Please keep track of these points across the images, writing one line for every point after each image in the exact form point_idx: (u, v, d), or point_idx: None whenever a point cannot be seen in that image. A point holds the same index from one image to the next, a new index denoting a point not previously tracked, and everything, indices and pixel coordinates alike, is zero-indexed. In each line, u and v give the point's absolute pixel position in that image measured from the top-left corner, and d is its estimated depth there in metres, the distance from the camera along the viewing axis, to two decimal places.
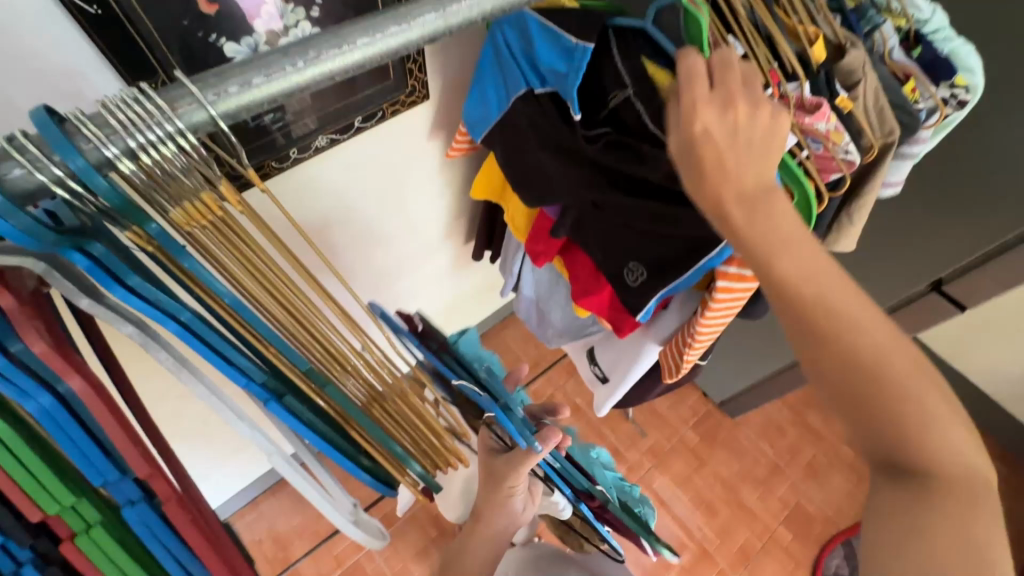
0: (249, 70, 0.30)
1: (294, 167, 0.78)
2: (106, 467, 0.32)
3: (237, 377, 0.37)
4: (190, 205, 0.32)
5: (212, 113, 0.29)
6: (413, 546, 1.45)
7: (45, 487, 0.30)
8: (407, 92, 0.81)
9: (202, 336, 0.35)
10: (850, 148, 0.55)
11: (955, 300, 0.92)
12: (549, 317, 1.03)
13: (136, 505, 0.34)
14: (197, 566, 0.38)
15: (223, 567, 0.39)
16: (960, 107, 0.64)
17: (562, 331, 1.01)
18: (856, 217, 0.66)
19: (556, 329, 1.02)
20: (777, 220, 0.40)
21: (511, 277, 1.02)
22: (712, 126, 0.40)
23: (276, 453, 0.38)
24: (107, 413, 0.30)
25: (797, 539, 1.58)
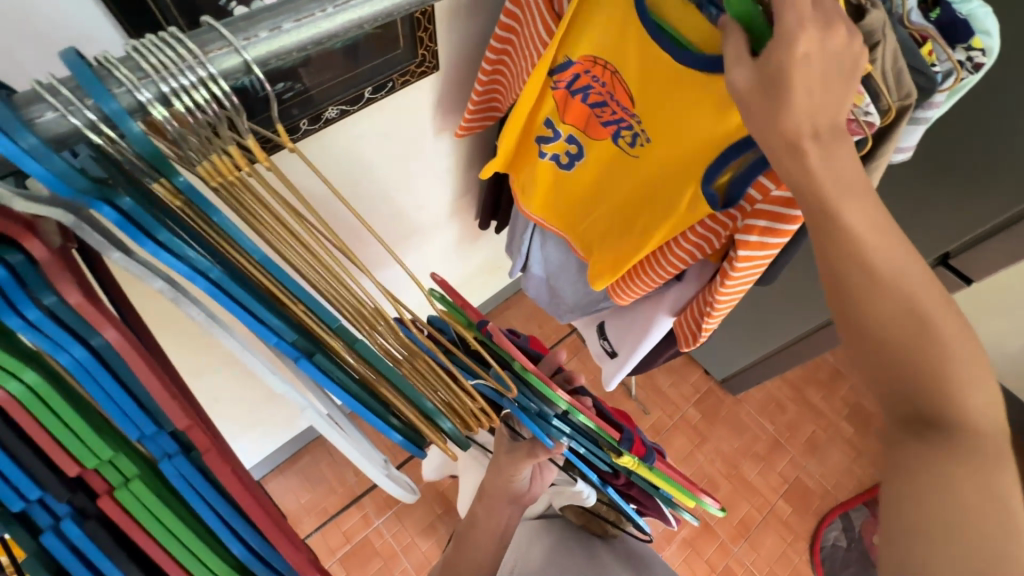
0: (278, 14, 0.30)
1: (305, 138, 0.77)
2: (142, 420, 0.32)
3: (267, 335, 0.37)
4: (219, 157, 0.32)
5: (246, 58, 0.29)
6: (420, 521, 1.47)
7: (83, 441, 0.30)
8: (417, 62, 0.80)
9: (232, 293, 0.35)
10: (870, 109, 0.56)
11: (962, 273, 0.95)
12: (560, 294, 1.03)
13: (173, 459, 0.34)
14: (239, 523, 0.37)
15: (268, 522, 0.38)
16: (976, 70, 0.64)
17: (572, 307, 1.02)
18: (869, 181, 0.67)
19: (567, 305, 1.03)
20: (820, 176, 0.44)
21: (520, 256, 1.03)
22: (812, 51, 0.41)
23: (310, 409, 0.37)
24: (144, 367, 0.30)
25: (797, 512, 1.61)
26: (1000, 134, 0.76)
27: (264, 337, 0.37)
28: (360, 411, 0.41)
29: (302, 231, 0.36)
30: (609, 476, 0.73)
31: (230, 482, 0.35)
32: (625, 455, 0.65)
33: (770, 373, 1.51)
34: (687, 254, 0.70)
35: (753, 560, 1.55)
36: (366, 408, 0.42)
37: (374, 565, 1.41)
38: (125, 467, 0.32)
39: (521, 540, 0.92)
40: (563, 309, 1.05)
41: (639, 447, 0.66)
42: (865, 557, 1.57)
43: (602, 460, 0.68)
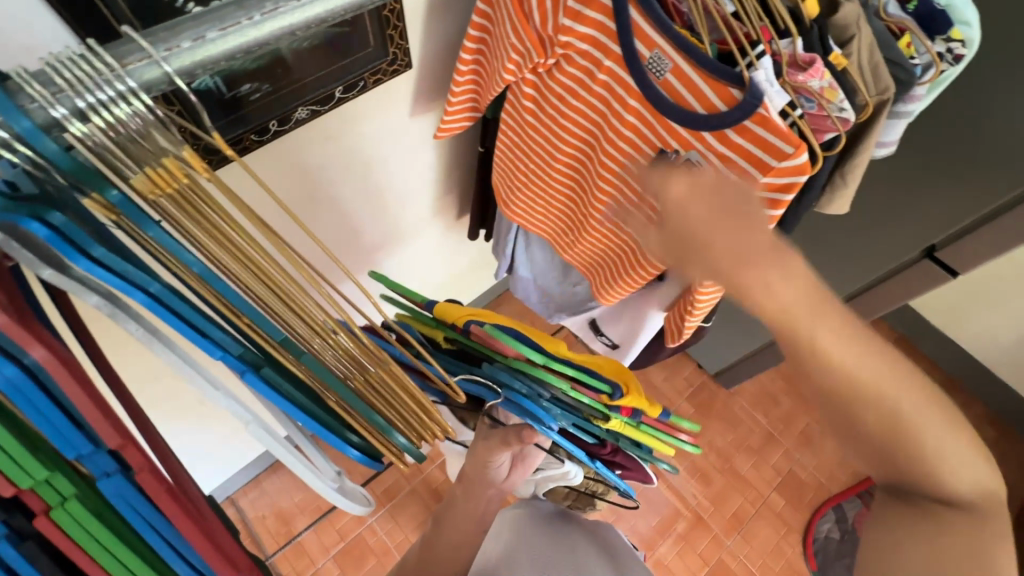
0: (201, 23, 0.29)
1: (276, 141, 0.76)
2: (77, 437, 0.31)
3: (213, 350, 0.36)
4: (154, 170, 0.31)
5: (166, 71, 0.28)
6: (414, 518, 1.48)
7: (17, 461, 0.30)
8: (390, 60, 0.78)
9: (173, 308, 0.35)
10: (844, 105, 0.55)
11: (948, 267, 0.91)
12: (549, 291, 1.02)
13: (112, 478, 0.33)
14: (174, 535, 0.37)
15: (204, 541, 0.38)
16: (956, 62, 0.63)
17: (561, 305, 1.02)
18: (849, 178, 0.66)
19: (555, 303, 1.03)
20: None
21: (505, 259, 1.03)
22: None
23: (257, 425, 0.37)
24: (76, 386, 0.30)
25: (790, 505, 1.61)
26: (983, 127, 0.75)
27: (209, 353, 0.36)
28: (311, 425, 0.40)
29: (244, 245, 0.36)
30: (596, 448, 0.69)
31: (161, 498, 0.34)
32: (613, 417, 0.65)
33: (762, 367, 1.51)
34: (664, 255, 0.69)
35: (747, 553, 1.55)
36: (319, 422, 0.41)
37: (369, 563, 1.42)
38: (62, 487, 0.32)
39: (502, 520, 0.91)
40: (553, 309, 1.05)
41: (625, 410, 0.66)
42: None
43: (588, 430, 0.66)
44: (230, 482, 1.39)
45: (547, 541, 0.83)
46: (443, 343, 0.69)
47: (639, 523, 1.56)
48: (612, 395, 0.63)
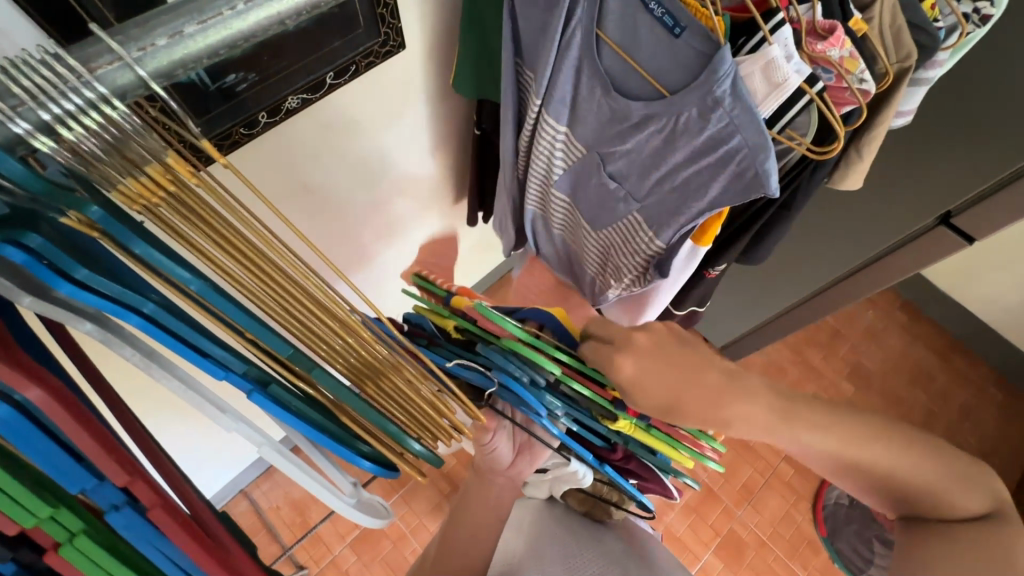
0: (177, 16, 0.25)
1: (266, 132, 0.73)
2: (77, 472, 0.29)
3: (214, 370, 0.34)
4: (140, 178, 0.28)
5: (140, 74, 0.25)
6: (428, 502, 1.48)
7: (18, 501, 0.28)
8: (382, 41, 0.74)
9: (170, 328, 0.32)
10: (864, 76, 0.55)
11: (964, 233, 0.87)
12: None
13: (120, 511, 0.31)
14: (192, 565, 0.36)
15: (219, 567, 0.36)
16: (983, 23, 0.60)
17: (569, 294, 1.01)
18: (865, 150, 0.65)
19: None
20: None
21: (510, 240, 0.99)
22: None
23: (266, 444, 0.35)
24: (73, 422, 0.27)
25: (799, 473, 1.62)
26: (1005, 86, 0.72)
27: (210, 373, 0.34)
28: (324, 441, 0.38)
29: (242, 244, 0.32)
30: (606, 452, 0.68)
31: (177, 535, 0.33)
32: (621, 419, 0.60)
33: (768, 339, 1.49)
34: None
35: (758, 522, 1.57)
36: (331, 437, 0.39)
37: (384, 546, 1.43)
38: (70, 521, 0.30)
39: (517, 512, 0.90)
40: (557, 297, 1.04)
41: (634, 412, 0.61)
42: (868, 513, 1.59)
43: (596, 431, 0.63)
44: (241, 476, 1.38)
45: (574, 547, 0.80)
46: (453, 333, 0.65)
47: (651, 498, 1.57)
48: (616, 392, 0.59)
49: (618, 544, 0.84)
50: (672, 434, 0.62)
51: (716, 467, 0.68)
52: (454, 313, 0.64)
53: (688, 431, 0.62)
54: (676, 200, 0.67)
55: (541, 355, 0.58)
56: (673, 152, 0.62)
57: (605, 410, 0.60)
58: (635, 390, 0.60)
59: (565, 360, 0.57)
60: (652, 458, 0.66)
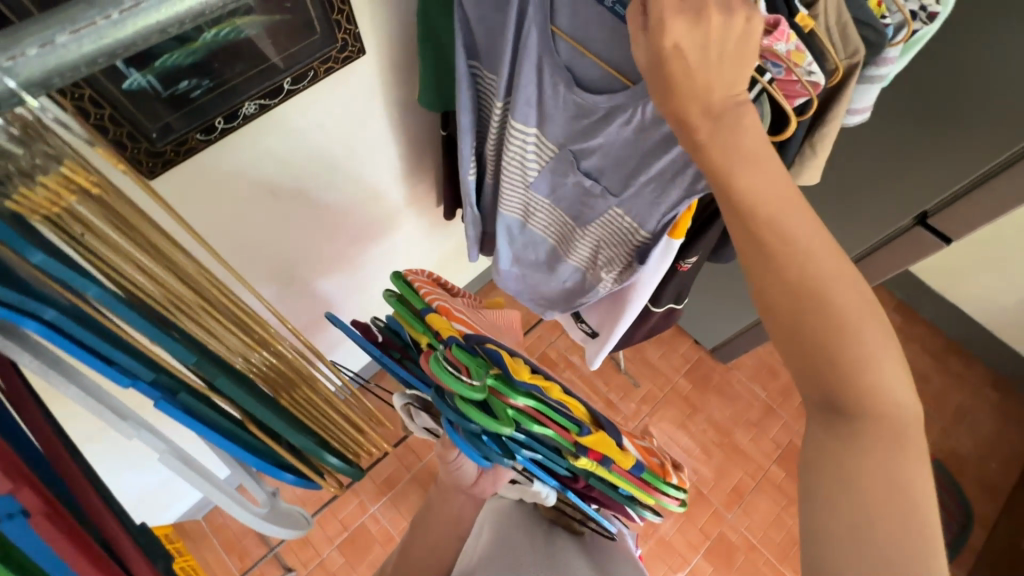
0: (48, 26, 0.26)
1: (226, 139, 0.73)
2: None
3: (120, 378, 0.34)
4: (31, 191, 0.30)
5: (11, 84, 0.26)
6: (415, 506, 1.48)
7: None
8: (340, 47, 0.75)
9: (72, 335, 0.32)
10: (813, 68, 0.53)
11: (941, 234, 0.88)
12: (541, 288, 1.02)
13: (7, 521, 0.30)
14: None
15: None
16: (931, 20, 0.59)
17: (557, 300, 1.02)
18: (820, 148, 0.64)
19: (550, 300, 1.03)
20: (735, 144, 0.39)
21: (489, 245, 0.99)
22: (682, 41, 0.40)
23: (168, 453, 0.36)
24: None
25: (790, 476, 1.61)
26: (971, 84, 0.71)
27: (115, 381, 0.34)
28: (237, 452, 0.39)
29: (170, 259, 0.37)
30: (568, 480, 0.72)
31: (59, 545, 0.32)
32: (583, 459, 0.62)
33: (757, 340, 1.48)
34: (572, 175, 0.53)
35: (748, 525, 1.55)
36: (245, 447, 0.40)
37: (372, 551, 1.43)
38: None
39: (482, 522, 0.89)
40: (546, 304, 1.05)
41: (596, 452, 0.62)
42: None
43: (560, 464, 0.66)
44: None
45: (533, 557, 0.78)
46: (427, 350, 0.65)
47: None
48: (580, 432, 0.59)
49: (580, 556, 0.82)
50: (630, 476, 0.68)
51: (667, 492, 0.72)
52: (428, 329, 0.64)
53: (644, 475, 0.69)
54: (654, 191, 0.67)
55: (502, 397, 0.57)
56: (642, 146, 0.62)
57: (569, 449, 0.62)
58: (598, 433, 0.61)
59: (532, 406, 0.57)
60: (608, 490, 0.70)
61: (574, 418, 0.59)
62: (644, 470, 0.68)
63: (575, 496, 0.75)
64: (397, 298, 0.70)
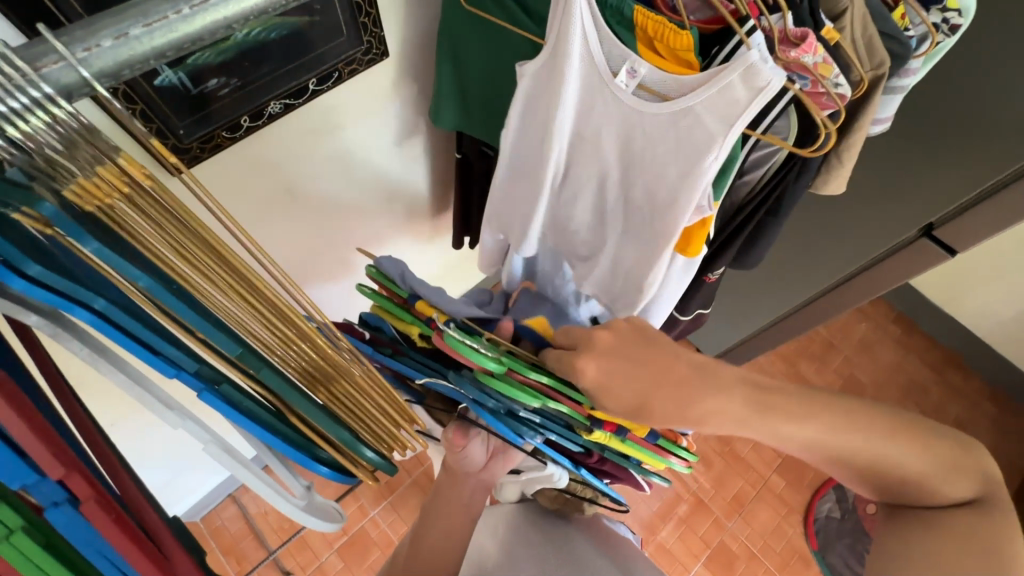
0: (123, 19, 0.26)
1: (250, 137, 0.74)
2: (21, 468, 0.29)
3: (166, 369, 0.34)
4: (88, 180, 0.30)
5: (84, 75, 0.26)
6: (415, 510, 1.48)
7: None
8: (364, 49, 0.75)
9: (120, 325, 0.33)
10: (840, 80, 0.55)
11: (946, 246, 0.88)
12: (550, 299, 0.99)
13: (61, 508, 0.31)
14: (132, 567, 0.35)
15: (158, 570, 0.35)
16: (952, 32, 0.62)
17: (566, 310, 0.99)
18: (844, 157, 0.66)
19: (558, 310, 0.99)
20: None
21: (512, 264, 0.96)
22: None
23: (213, 443, 0.36)
24: (11, 413, 0.27)
25: (791, 486, 1.61)
26: (982, 101, 0.73)
27: (161, 371, 0.34)
28: (276, 443, 0.39)
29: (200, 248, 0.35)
30: (581, 456, 0.74)
31: (109, 533, 0.32)
32: (596, 431, 0.66)
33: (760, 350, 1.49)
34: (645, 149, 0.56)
35: (749, 535, 1.55)
36: (283, 439, 0.40)
37: (372, 555, 1.42)
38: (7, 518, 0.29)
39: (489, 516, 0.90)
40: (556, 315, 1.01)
41: (610, 425, 0.66)
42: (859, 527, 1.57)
43: (574, 440, 0.69)
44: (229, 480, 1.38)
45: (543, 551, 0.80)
46: (418, 340, 0.66)
47: (641, 509, 1.56)
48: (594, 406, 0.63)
49: (589, 543, 0.84)
50: (643, 444, 0.71)
51: (675, 461, 0.74)
52: (417, 318, 0.65)
53: (658, 440, 0.72)
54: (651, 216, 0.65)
55: (514, 375, 0.58)
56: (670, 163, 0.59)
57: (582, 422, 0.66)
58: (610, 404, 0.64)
59: (548, 382, 0.58)
60: (620, 460, 0.73)
61: (587, 393, 0.62)
62: (657, 436, 0.71)
63: (588, 473, 0.76)
64: (374, 292, 0.69)
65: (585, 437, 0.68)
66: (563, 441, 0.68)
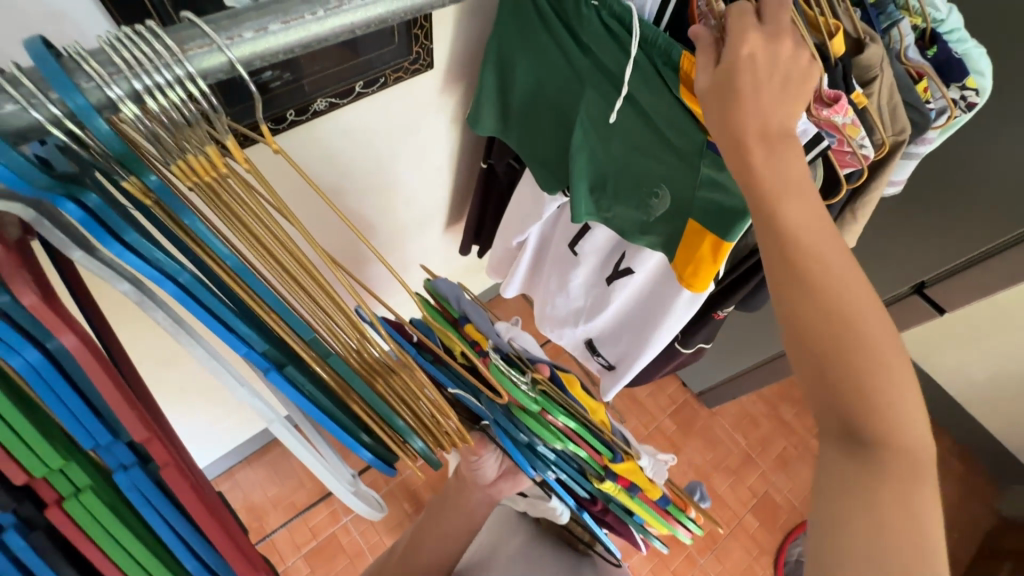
0: (264, 15, 0.29)
1: (294, 130, 0.75)
2: (96, 428, 0.31)
3: (237, 345, 0.35)
4: (192, 160, 0.31)
5: (228, 58, 0.28)
6: (390, 521, 1.46)
7: (31, 448, 0.29)
8: (412, 59, 0.78)
9: (200, 299, 0.33)
10: (865, 142, 0.59)
11: (935, 303, 0.94)
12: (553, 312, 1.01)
13: (128, 471, 0.32)
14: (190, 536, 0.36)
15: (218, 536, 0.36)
16: (968, 109, 0.66)
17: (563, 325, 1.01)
18: (860, 211, 0.70)
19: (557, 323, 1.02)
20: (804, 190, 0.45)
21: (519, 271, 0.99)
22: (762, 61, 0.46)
23: (276, 420, 0.37)
24: (101, 371, 0.29)
25: (763, 527, 1.63)
26: (974, 176, 0.79)
27: (232, 346, 0.35)
28: (328, 425, 0.40)
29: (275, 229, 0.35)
30: (587, 504, 0.72)
31: (184, 496, 0.33)
32: (609, 482, 0.66)
33: (745, 387, 1.53)
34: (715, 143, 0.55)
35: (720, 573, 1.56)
36: (334, 421, 0.41)
37: (341, 563, 1.39)
38: (77, 475, 0.31)
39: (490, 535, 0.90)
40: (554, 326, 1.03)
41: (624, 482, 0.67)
42: None
43: (581, 487, 0.68)
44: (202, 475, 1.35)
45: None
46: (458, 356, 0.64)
47: None
48: (612, 458, 0.64)
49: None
50: (653, 506, 0.72)
51: (678, 528, 0.75)
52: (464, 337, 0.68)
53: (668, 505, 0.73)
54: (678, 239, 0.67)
55: (545, 414, 0.59)
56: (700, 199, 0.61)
57: (595, 471, 0.66)
58: (627, 459, 0.65)
59: (573, 427, 0.60)
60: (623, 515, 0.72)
61: (607, 444, 0.64)
62: (666, 501, 0.73)
63: (589, 519, 0.75)
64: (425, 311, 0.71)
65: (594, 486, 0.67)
66: (572, 484, 0.67)
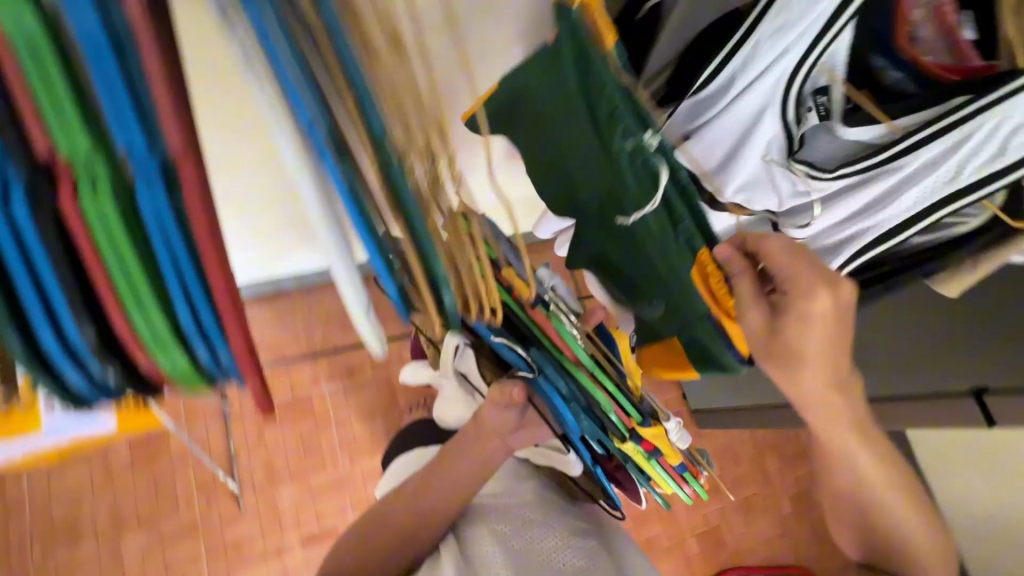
0: None
1: None
2: (139, 129, 0.38)
3: (302, 114, 0.42)
4: None
5: None
6: None
7: (61, 101, 0.36)
8: None
9: (280, 58, 0.39)
10: None
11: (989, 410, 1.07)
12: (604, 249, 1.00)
13: (142, 157, 0.39)
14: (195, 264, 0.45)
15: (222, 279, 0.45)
16: None
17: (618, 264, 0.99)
18: None
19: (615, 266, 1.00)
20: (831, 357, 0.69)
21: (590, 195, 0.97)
22: None
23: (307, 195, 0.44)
24: (160, 66, 0.34)
25: (701, 554, 1.90)
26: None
27: (299, 114, 0.42)
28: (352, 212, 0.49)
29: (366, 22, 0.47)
30: (603, 460, 1.08)
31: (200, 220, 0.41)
32: (632, 443, 0.94)
33: (716, 428, 1.63)
34: None
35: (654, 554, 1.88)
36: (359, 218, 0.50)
37: None
38: (93, 148, 0.39)
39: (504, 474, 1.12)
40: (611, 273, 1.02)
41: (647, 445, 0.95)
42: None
43: (606, 443, 0.98)
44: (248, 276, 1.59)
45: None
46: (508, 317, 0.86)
47: None
48: (640, 422, 0.90)
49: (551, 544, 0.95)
50: (670, 470, 1.02)
51: (689, 491, 0.98)
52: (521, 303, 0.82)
53: (684, 472, 0.97)
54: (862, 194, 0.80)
55: (593, 377, 0.87)
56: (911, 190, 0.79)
57: (620, 434, 0.93)
58: (654, 426, 0.91)
59: (611, 387, 0.87)
60: (660, 471, 1.02)
61: (637, 412, 0.90)
62: (685, 469, 0.97)
63: (600, 472, 1.09)
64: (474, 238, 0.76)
65: (618, 444, 0.96)
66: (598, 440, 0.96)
